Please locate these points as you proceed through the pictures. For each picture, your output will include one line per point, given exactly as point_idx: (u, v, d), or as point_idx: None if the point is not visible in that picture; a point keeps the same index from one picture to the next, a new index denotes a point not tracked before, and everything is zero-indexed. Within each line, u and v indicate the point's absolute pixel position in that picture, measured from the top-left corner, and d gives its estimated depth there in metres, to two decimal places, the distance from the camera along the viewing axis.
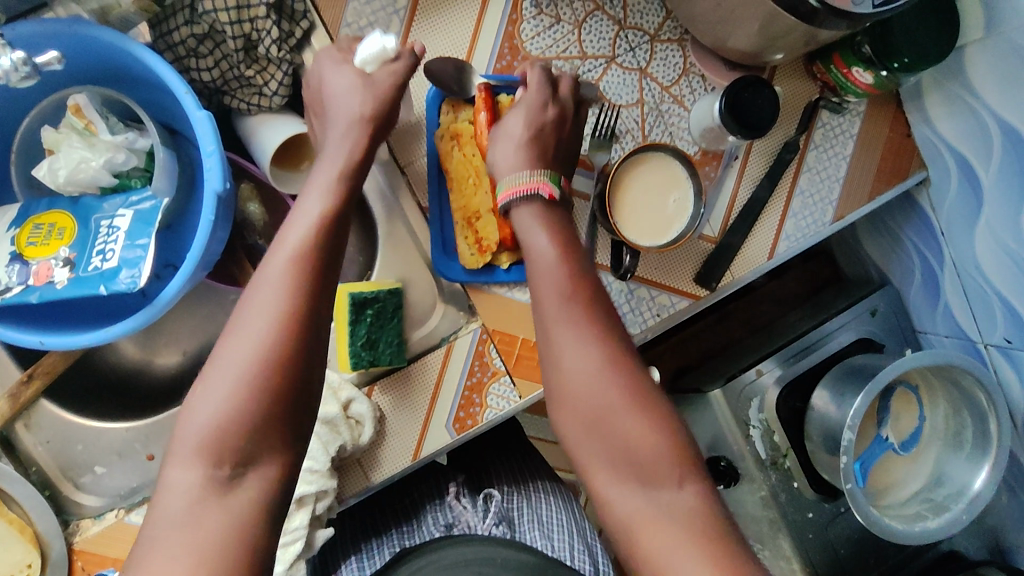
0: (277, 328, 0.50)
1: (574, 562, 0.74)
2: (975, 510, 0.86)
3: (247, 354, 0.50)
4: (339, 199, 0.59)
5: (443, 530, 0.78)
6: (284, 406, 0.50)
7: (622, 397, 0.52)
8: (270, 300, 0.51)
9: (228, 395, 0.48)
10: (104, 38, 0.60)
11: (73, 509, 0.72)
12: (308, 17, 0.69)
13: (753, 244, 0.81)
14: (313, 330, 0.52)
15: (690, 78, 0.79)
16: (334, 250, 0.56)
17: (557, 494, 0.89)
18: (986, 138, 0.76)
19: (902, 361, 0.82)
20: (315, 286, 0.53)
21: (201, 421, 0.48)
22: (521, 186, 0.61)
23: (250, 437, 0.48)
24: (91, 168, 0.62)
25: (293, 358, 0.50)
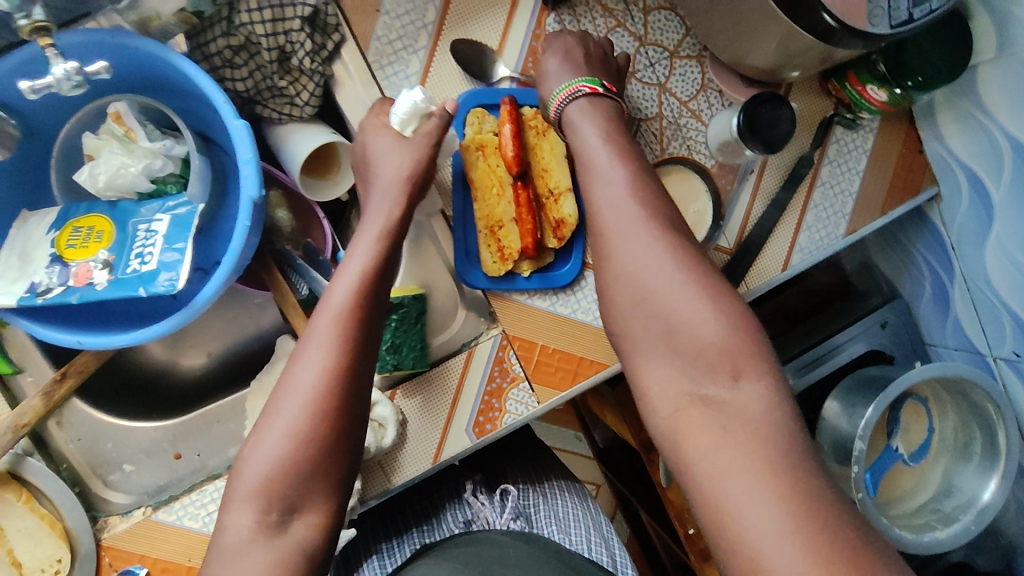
0: (324, 390, 0.54)
1: (592, 553, 0.78)
2: (984, 521, 0.87)
3: (297, 414, 0.53)
4: (382, 255, 0.61)
5: (463, 527, 0.82)
6: (327, 461, 0.53)
7: (676, 279, 0.54)
8: (318, 361, 0.55)
9: (278, 454, 0.52)
10: (146, 49, 0.62)
11: (101, 505, 0.73)
12: (340, 30, 0.71)
13: (768, 256, 0.82)
14: (357, 389, 0.55)
15: (708, 94, 0.81)
16: (378, 309, 0.59)
17: (572, 490, 0.91)
18: (997, 157, 0.78)
19: (912, 374, 0.84)
20: (360, 347, 0.56)
21: (255, 472, 0.52)
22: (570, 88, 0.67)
23: (297, 491, 0.52)
24: (129, 174, 0.64)
25: (338, 421, 0.54)
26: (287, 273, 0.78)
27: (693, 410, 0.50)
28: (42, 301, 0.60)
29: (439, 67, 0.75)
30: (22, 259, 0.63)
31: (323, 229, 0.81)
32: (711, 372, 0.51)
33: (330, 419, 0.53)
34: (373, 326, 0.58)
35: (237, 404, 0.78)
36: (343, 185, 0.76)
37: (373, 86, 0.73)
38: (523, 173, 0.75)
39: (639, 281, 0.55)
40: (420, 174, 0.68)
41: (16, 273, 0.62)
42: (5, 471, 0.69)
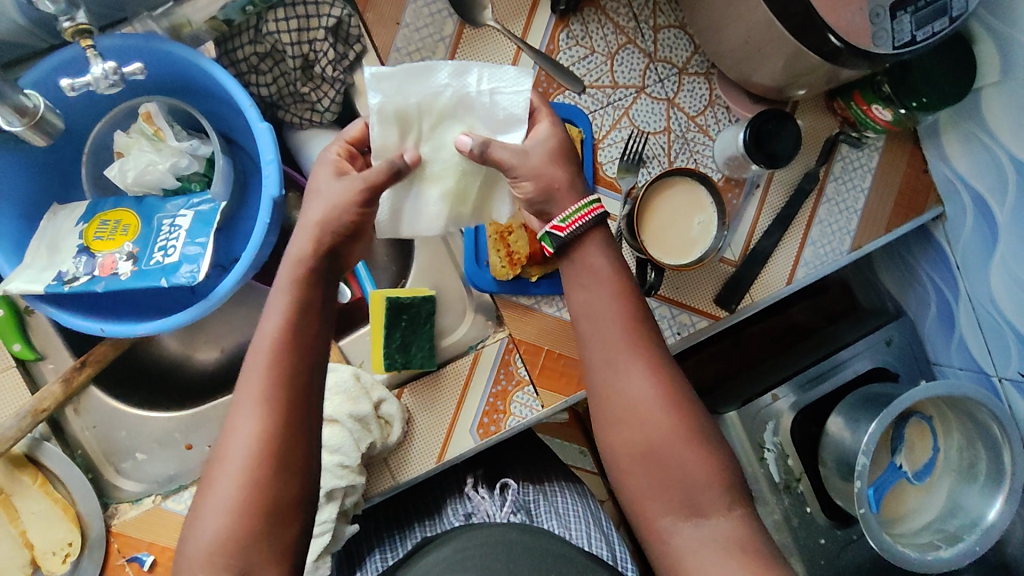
0: (256, 457, 0.56)
1: (592, 548, 0.79)
2: (988, 542, 0.87)
3: (234, 481, 0.56)
4: (299, 311, 0.58)
5: (463, 519, 0.82)
6: (274, 522, 0.56)
7: (675, 431, 0.60)
8: (246, 426, 0.56)
9: (221, 520, 0.55)
10: (177, 53, 0.66)
11: (112, 492, 0.75)
12: (361, 41, 0.74)
13: (772, 269, 0.84)
14: (295, 452, 0.57)
15: (716, 110, 0.83)
16: (305, 367, 0.58)
17: (573, 487, 0.93)
18: (1001, 177, 0.80)
19: (913, 393, 0.84)
20: (288, 412, 0.57)
21: (202, 537, 0.55)
22: (583, 213, 0.61)
23: (242, 556, 0.55)
24: (157, 171, 0.67)
25: (271, 486, 0.56)
26: None
27: (677, 504, 0.59)
28: (69, 289, 0.63)
29: None
30: (51, 249, 0.66)
31: None
32: (703, 502, 0.59)
33: (263, 486, 0.56)
34: (306, 372, 0.59)
35: None
36: None
37: None
38: None
39: (627, 399, 0.61)
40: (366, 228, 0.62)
41: (45, 262, 0.64)
42: (22, 455, 0.71)
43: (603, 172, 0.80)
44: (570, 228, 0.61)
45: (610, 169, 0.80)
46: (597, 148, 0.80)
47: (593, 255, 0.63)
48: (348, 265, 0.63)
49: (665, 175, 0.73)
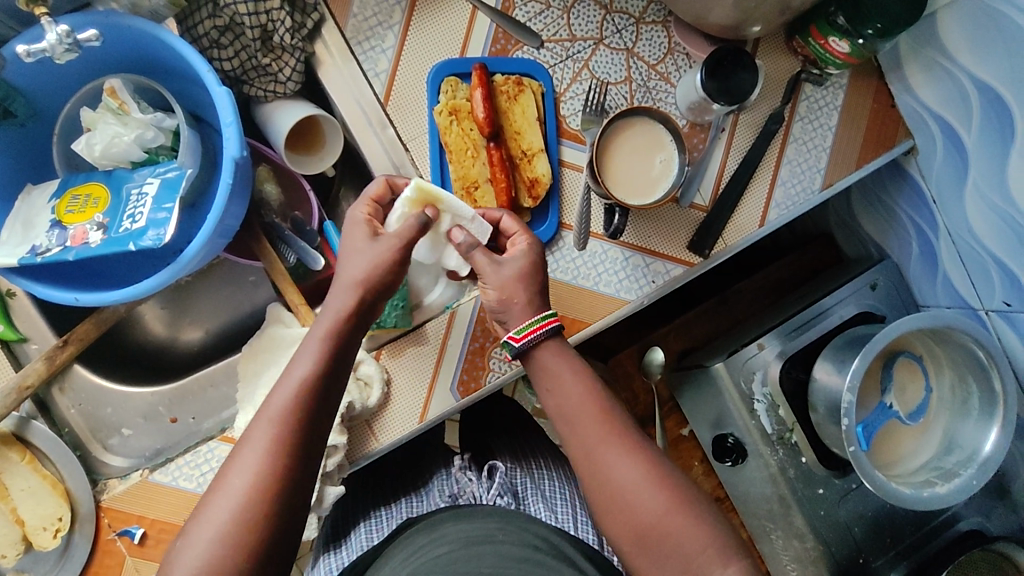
0: (252, 500, 0.55)
1: (579, 532, 0.86)
2: (986, 475, 0.86)
3: (222, 522, 0.54)
4: (329, 361, 0.61)
5: (450, 500, 0.89)
6: (255, 568, 0.54)
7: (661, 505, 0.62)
8: (251, 465, 0.56)
9: (202, 559, 0.53)
10: (137, 27, 0.67)
11: (101, 469, 0.76)
12: (318, 9, 0.76)
13: (744, 213, 0.84)
14: (292, 502, 0.57)
15: (675, 57, 0.83)
16: (319, 420, 0.60)
17: (560, 470, 0.99)
18: (966, 104, 0.80)
19: (898, 325, 0.84)
20: (295, 458, 0.57)
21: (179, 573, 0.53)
22: (533, 328, 0.67)
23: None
24: (123, 143, 0.69)
25: (261, 533, 0.55)
26: (276, 244, 0.83)
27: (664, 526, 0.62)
28: (41, 259, 0.64)
29: (412, 40, 0.78)
30: (25, 226, 0.67)
31: (310, 202, 0.84)
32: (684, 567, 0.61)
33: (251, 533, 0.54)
34: (321, 415, 0.60)
35: (229, 368, 0.80)
36: (326, 161, 0.80)
37: (351, 61, 0.77)
38: (496, 134, 0.79)
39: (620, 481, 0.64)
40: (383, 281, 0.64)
41: (19, 238, 0.66)
42: (10, 434, 0.72)
43: (567, 125, 0.81)
44: (525, 340, 0.67)
45: (574, 121, 0.81)
46: (559, 102, 0.81)
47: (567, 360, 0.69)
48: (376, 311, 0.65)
49: (625, 112, 0.73)
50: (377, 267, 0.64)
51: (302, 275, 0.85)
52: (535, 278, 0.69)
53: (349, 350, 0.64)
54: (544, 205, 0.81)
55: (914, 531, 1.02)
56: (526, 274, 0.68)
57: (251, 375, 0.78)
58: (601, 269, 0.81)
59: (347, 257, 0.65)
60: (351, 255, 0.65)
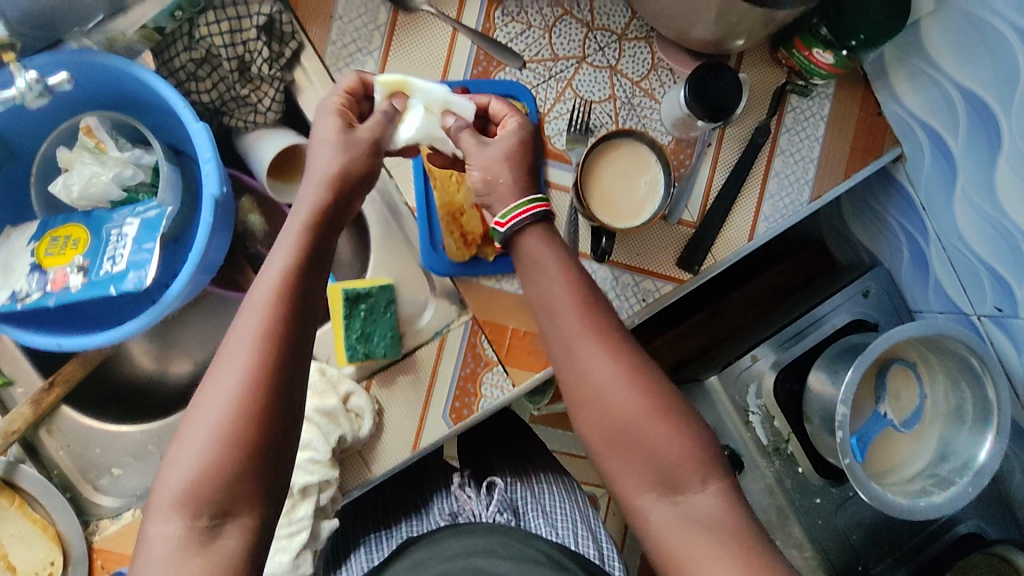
0: (245, 390, 0.54)
1: (579, 547, 0.85)
2: (981, 483, 0.86)
3: (218, 412, 0.54)
4: (308, 253, 0.58)
5: (449, 519, 0.88)
6: (254, 460, 0.54)
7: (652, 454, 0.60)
8: (240, 359, 0.55)
9: (199, 456, 0.53)
10: (110, 64, 0.66)
11: (92, 510, 0.75)
12: (296, 37, 0.75)
13: (732, 228, 0.84)
14: (283, 403, 0.55)
15: (659, 73, 0.83)
16: (303, 318, 0.57)
17: (560, 485, 0.99)
18: (952, 111, 0.80)
19: (892, 334, 0.83)
20: (279, 357, 0.55)
21: (178, 474, 0.53)
22: (522, 210, 0.63)
23: (216, 506, 0.53)
24: (101, 183, 0.68)
25: (256, 424, 0.54)
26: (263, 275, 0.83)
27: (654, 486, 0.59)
28: (22, 306, 0.64)
29: (393, 66, 0.77)
30: (4, 270, 0.66)
31: None
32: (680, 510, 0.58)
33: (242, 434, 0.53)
34: (308, 307, 0.58)
35: None
36: None
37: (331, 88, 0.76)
38: None
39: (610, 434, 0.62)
40: (355, 172, 0.61)
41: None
42: None
43: (552, 146, 0.81)
44: (510, 223, 0.63)
45: (558, 141, 0.81)
46: (544, 122, 0.80)
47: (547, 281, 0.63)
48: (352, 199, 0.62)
49: (607, 139, 0.73)
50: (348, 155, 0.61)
51: None
52: (523, 153, 0.65)
53: (330, 244, 0.61)
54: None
55: (912, 536, 1.02)
56: (512, 152, 0.65)
57: None
58: None
59: (315, 152, 0.61)
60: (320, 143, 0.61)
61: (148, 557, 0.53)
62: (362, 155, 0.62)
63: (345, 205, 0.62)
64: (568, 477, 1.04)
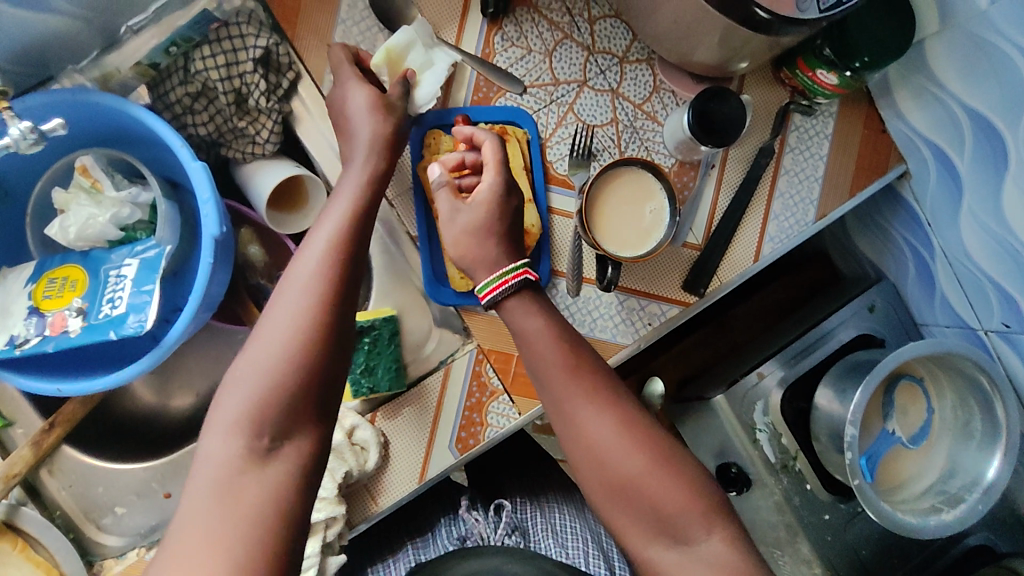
0: (308, 312, 0.57)
1: (590, 568, 0.84)
2: (991, 500, 0.85)
3: (282, 331, 0.56)
4: (361, 205, 0.64)
5: (458, 543, 0.87)
6: (316, 379, 0.56)
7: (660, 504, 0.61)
8: (302, 287, 0.58)
9: (263, 371, 0.55)
10: (105, 103, 0.65)
11: (97, 550, 0.74)
12: (293, 67, 0.74)
13: (737, 249, 0.83)
14: (342, 329, 0.58)
15: (661, 95, 0.82)
16: (360, 259, 0.62)
17: (569, 505, 0.98)
18: (958, 129, 0.79)
19: (900, 352, 0.83)
20: (341, 287, 0.59)
21: (239, 393, 0.54)
22: (499, 282, 0.66)
23: (281, 415, 0.54)
24: (98, 224, 0.67)
25: (317, 344, 0.57)
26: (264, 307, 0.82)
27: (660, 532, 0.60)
28: (20, 352, 0.63)
29: None
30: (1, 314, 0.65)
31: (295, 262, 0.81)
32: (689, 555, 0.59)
33: (309, 348, 0.56)
34: (361, 251, 0.63)
35: None
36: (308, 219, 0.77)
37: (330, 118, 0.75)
38: None
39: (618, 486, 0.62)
40: (395, 136, 0.69)
41: None
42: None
43: (554, 171, 0.79)
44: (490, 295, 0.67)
45: (561, 166, 0.80)
46: (545, 147, 0.79)
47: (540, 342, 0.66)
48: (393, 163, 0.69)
49: (618, 164, 0.72)
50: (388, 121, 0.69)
51: None
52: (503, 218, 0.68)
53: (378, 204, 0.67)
54: (537, 254, 0.79)
55: (921, 550, 1.01)
56: (493, 219, 0.67)
57: None
58: (594, 315, 0.79)
59: (357, 118, 0.68)
60: (359, 110, 0.68)
61: (201, 477, 0.52)
62: (395, 121, 0.69)
63: (389, 169, 0.68)
64: (576, 491, 1.02)
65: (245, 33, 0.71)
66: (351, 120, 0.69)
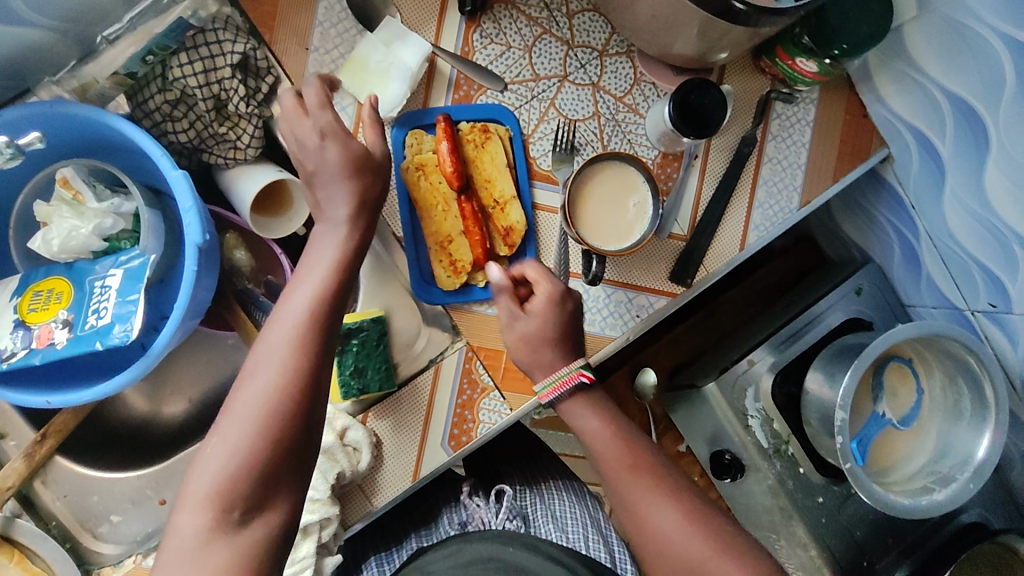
0: (276, 391, 0.57)
1: (590, 551, 0.85)
2: (981, 479, 0.86)
3: (249, 411, 0.56)
4: (336, 275, 0.63)
5: (459, 528, 0.89)
6: (280, 460, 0.56)
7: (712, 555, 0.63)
8: (270, 366, 0.58)
9: (228, 453, 0.55)
10: (83, 114, 0.65)
11: (92, 558, 0.75)
12: (272, 73, 0.74)
13: (723, 238, 0.83)
14: (310, 406, 0.58)
15: (642, 87, 0.82)
16: (331, 330, 0.61)
17: (568, 488, 0.99)
18: (938, 114, 0.79)
19: (884, 339, 0.84)
20: (310, 363, 0.59)
21: (205, 475, 0.54)
22: (561, 382, 0.71)
23: (246, 496, 0.54)
24: (81, 235, 0.67)
25: (284, 426, 0.56)
26: (252, 311, 0.82)
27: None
28: (8, 365, 0.63)
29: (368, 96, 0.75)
30: None
31: (282, 266, 0.82)
32: None
33: (274, 429, 0.56)
34: (334, 325, 0.62)
35: None
36: (294, 221, 0.78)
37: None
38: (466, 186, 0.76)
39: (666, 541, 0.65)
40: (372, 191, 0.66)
41: None
42: None
43: (537, 167, 0.79)
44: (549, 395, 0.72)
45: (545, 162, 0.80)
46: (528, 144, 0.79)
47: (588, 421, 0.71)
48: (371, 220, 0.67)
49: (616, 160, 0.72)
50: (363, 176, 0.66)
51: None
52: (567, 336, 0.72)
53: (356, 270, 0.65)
54: (521, 250, 0.79)
55: (916, 528, 1.02)
56: (560, 333, 0.72)
57: None
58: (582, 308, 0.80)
59: (329, 173, 0.65)
60: (333, 164, 0.65)
61: (171, 549, 0.54)
62: (372, 174, 0.66)
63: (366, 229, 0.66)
64: (575, 480, 1.03)
65: (223, 39, 0.71)
66: (322, 174, 0.65)
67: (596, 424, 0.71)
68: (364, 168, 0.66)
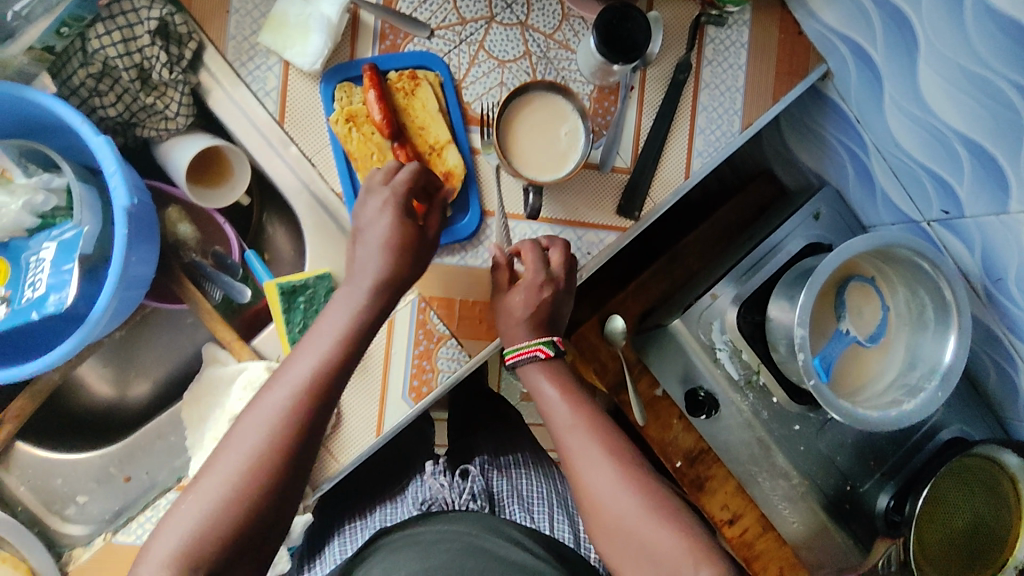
0: (257, 462, 0.57)
1: (554, 532, 0.86)
2: (948, 385, 0.86)
3: (228, 477, 0.57)
4: (340, 351, 0.63)
5: (421, 507, 0.84)
6: (247, 533, 0.56)
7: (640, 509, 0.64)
8: (257, 436, 0.58)
9: (200, 515, 0.55)
10: (5, 91, 0.65)
11: (64, 541, 0.77)
12: (194, 37, 0.73)
13: (668, 167, 0.83)
14: (286, 479, 0.58)
15: (572, 22, 0.81)
16: (326, 404, 0.62)
17: (537, 468, 0.98)
18: (866, 19, 0.79)
19: (853, 244, 0.83)
20: (298, 435, 0.59)
21: (175, 533, 0.55)
22: (523, 350, 0.73)
23: (210, 565, 0.55)
24: (12, 212, 0.67)
25: (259, 498, 0.57)
26: (200, 282, 0.81)
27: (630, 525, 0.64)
28: None
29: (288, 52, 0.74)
30: None
31: (227, 235, 0.82)
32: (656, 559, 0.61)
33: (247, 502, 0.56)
34: (329, 399, 0.62)
35: (175, 418, 0.81)
36: (233, 189, 0.77)
37: (239, 84, 0.75)
38: (398, 133, 0.76)
39: (598, 495, 0.66)
40: (394, 262, 0.67)
41: None
42: None
43: (472, 111, 0.79)
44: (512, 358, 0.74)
45: (479, 106, 0.79)
46: (460, 88, 0.79)
47: (547, 388, 0.73)
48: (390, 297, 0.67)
49: (549, 90, 0.73)
50: (387, 250, 0.67)
51: (232, 313, 0.81)
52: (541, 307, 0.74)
53: (363, 345, 0.66)
54: (462, 196, 0.79)
55: (897, 449, 1.00)
56: (533, 303, 0.74)
57: (197, 420, 0.79)
58: None
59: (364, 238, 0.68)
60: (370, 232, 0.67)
61: None
62: (398, 246, 0.67)
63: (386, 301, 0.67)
64: (542, 452, 1.05)
65: (139, 7, 0.72)
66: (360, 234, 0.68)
67: (552, 391, 0.73)
68: (383, 236, 0.67)
